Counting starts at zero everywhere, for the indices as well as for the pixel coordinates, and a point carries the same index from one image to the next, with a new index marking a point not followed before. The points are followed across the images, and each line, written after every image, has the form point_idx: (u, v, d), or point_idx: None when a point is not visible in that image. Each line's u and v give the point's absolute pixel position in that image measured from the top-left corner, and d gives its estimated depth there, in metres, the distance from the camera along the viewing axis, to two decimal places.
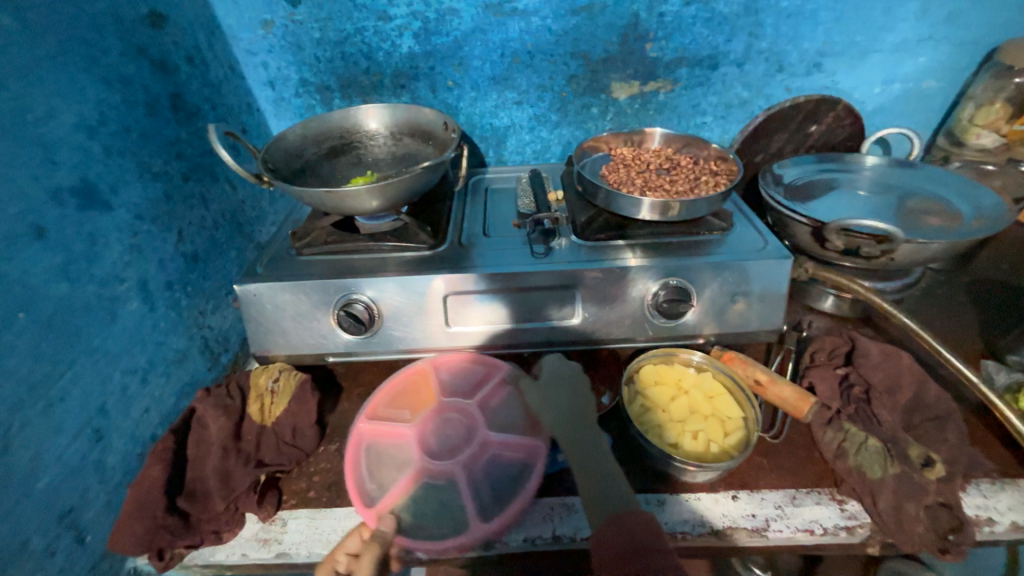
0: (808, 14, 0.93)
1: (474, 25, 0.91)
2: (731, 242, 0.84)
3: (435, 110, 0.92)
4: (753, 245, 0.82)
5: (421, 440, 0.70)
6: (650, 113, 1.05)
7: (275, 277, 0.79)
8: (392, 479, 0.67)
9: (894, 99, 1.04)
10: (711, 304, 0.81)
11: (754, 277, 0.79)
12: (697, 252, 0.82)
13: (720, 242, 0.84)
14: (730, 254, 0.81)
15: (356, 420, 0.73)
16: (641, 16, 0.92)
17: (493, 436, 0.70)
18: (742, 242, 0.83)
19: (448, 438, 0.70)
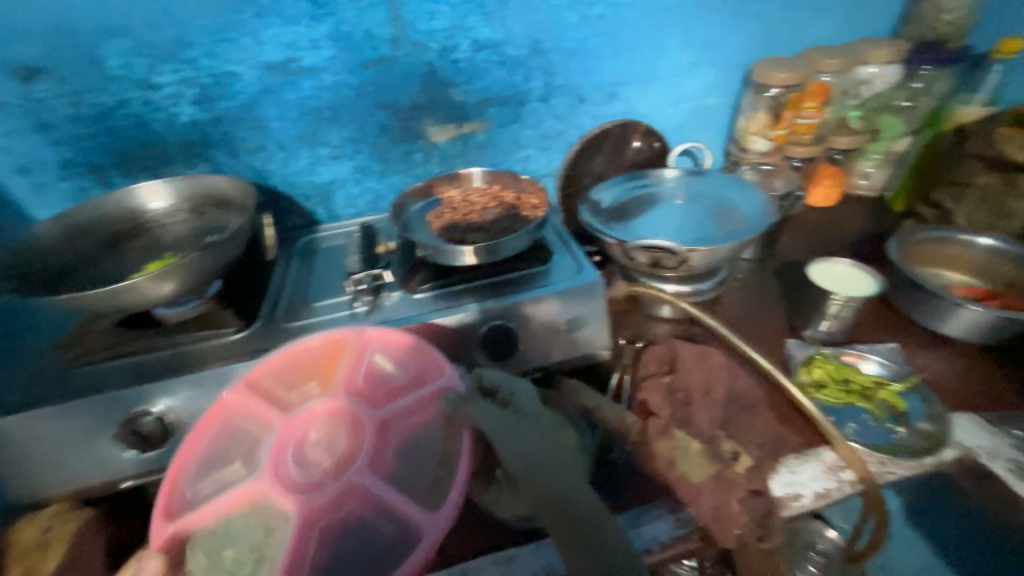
0: (591, 50, 0.99)
1: (260, 86, 0.86)
2: (554, 271, 0.85)
3: (227, 177, 0.86)
4: (572, 272, 0.85)
5: (285, 451, 0.64)
6: (474, 152, 1.06)
7: (29, 403, 0.65)
8: (227, 488, 0.62)
9: (687, 116, 1.16)
10: (542, 337, 0.81)
11: (575, 303, 0.81)
12: (520, 288, 0.82)
13: (543, 273, 0.85)
14: (550, 285, 0.82)
15: (227, 390, 0.66)
16: (435, 64, 0.92)
17: (379, 475, 0.63)
18: (563, 270, 0.85)
19: (325, 452, 0.65)
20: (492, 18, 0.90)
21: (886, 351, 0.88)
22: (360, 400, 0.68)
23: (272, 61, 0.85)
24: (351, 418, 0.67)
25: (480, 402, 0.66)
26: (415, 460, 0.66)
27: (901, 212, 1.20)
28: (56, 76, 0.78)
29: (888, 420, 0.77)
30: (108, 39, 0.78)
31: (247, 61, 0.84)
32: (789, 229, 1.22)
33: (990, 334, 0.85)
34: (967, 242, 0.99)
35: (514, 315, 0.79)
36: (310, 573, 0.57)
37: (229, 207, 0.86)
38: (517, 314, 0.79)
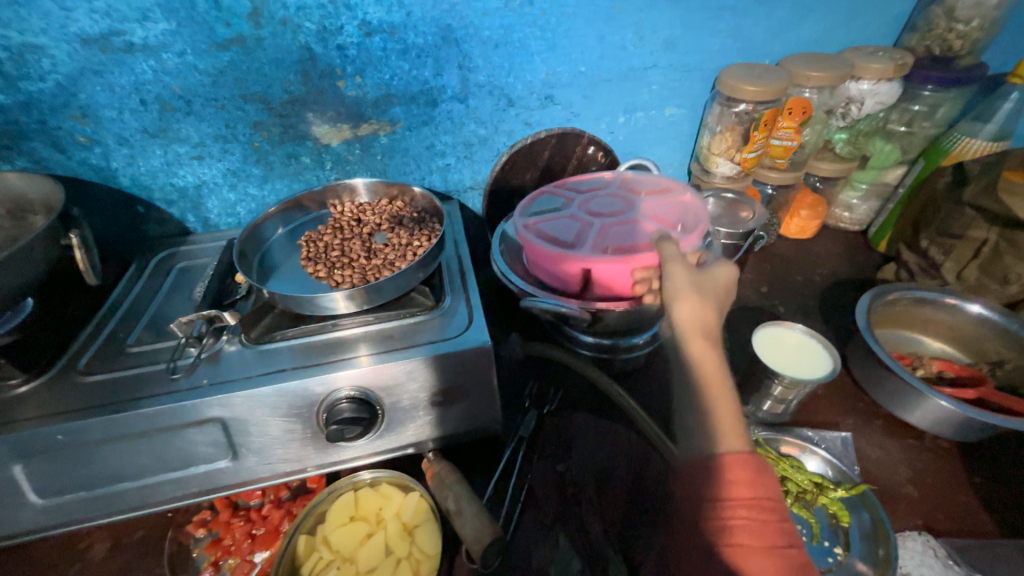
0: (518, 43, 0.80)
1: (78, 65, 0.67)
2: (434, 325, 0.68)
3: (26, 176, 0.68)
4: (455, 327, 0.68)
5: (535, 226, 0.75)
6: (378, 158, 0.88)
7: None
8: (538, 224, 0.75)
9: (641, 127, 0.97)
10: (412, 411, 0.64)
11: (455, 370, 0.64)
12: (384, 345, 0.65)
13: (421, 325, 0.68)
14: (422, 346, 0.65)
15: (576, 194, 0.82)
16: (314, 50, 0.73)
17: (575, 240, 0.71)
18: (445, 324, 0.68)
19: (556, 225, 0.75)
20: None
21: (835, 442, 0.72)
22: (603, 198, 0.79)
23: (89, 33, 0.65)
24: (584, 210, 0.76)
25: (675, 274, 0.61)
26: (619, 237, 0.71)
27: (883, 253, 1.06)
28: None
29: (825, 539, 0.64)
30: None
31: (54, 31, 0.65)
32: (753, 265, 1.05)
33: (962, 431, 0.70)
34: (954, 307, 0.82)
35: (371, 384, 0.62)
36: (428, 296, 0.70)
37: (34, 212, 0.70)
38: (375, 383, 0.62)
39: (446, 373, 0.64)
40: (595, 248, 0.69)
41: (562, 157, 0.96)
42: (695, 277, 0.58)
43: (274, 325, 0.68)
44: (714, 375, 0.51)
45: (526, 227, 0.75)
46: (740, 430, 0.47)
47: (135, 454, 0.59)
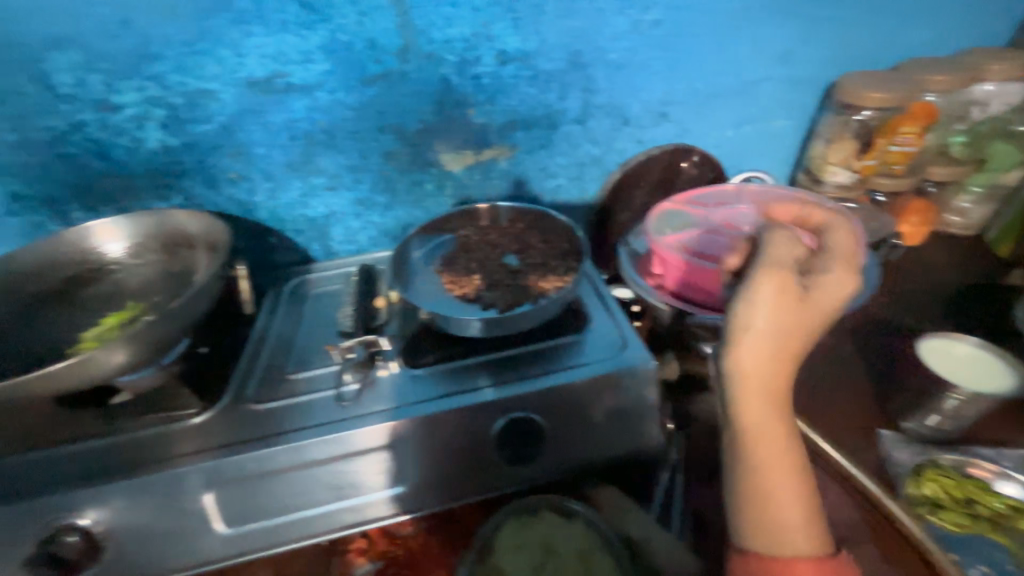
0: (640, 64, 0.81)
1: (239, 106, 0.70)
2: (466, 371, 0.65)
3: (193, 215, 0.72)
4: (479, 374, 0.65)
5: (675, 244, 0.74)
6: (495, 183, 0.89)
7: None
8: (677, 243, 0.74)
9: (748, 140, 0.97)
10: (501, 450, 0.62)
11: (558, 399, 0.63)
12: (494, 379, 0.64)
13: (462, 370, 0.66)
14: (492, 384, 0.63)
15: (706, 210, 0.81)
16: (452, 80, 0.75)
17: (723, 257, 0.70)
18: (494, 366, 0.66)
19: (697, 243, 0.74)
20: (522, 24, 0.72)
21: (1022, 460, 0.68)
22: (739, 218, 0.78)
23: (255, 77, 0.68)
24: (723, 229, 0.75)
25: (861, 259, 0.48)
26: None
27: (1005, 257, 1.00)
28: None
29: None
30: (54, 50, 0.62)
31: (225, 76, 0.67)
32: None
33: None
34: None
35: (475, 419, 0.61)
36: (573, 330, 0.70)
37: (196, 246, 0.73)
38: (474, 418, 0.61)
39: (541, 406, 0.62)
40: None
41: (671, 173, 0.95)
42: (790, 301, 0.44)
43: (430, 350, 0.68)
44: (779, 467, 0.47)
45: (665, 246, 0.74)
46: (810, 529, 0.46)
47: (319, 481, 0.59)
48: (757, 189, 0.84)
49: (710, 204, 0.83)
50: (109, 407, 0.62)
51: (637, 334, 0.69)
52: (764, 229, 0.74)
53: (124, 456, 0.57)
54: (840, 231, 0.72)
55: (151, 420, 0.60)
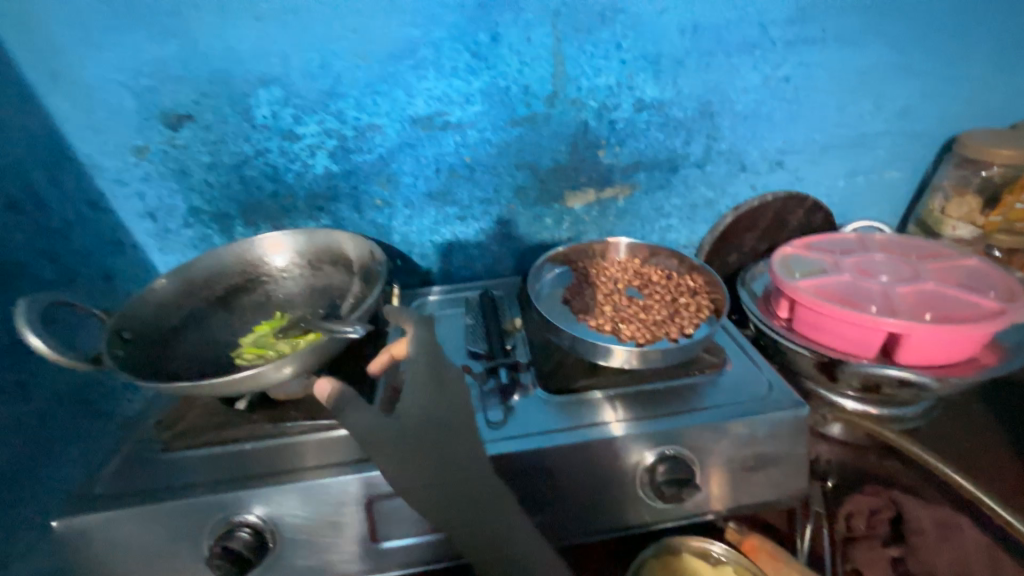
0: (765, 115, 0.84)
1: (400, 140, 0.77)
2: (434, 388, 0.60)
3: (354, 236, 0.77)
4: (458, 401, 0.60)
5: (811, 283, 0.74)
6: (610, 220, 0.93)
7: (131, 500, 0.54)
8: (814, 282, 0.74)
9: (859, 191, 0.97)
10: (450, 502, 0.55)
11: (458, 452, 0.57)
12: (450, 415, 0.59)
13: (430, 386, 0.60)
14: (435, 421, 0.58)
15: (834, 253, 0.81)
16: (590, 124, 0.80)
17: (869, 299, 0.69)
18: (447, 398, 0.60)
19: (835, 283, 0.73)
20: (663, 77, 0.77)
21: None
22: (874, 261, 0.77)
23: (420, 115, 0.75)
24: (860, 272, 0.74)
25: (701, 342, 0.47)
26: (921, 300, 0.68)
27: None
28: (201, 123, 0.71)
29: None
30: (260, 88, 0.69)
31: (394, 114, 0.74)
32: None
33: None
34: None
35: (415, 459, 0.55)
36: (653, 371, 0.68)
37: (350, 266, 0.78)
38: (421, 456, 0.55)
39: (428, 460, 0.55)
40: (899, 312, 0.66)
41: (782, 219, 0.96)
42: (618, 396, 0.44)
43: (570, 377, 0.68)
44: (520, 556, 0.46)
45: (802, 284, 0.74)
46: None
47: None
48: (882, 238, 0.84)
49: (836, 248, 0.83)
50: (270, 410, 0.65)
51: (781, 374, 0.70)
52: (906, 274, 0.73)
53: (292, 459, 0.59)
54: (990, 283, 0.71)
55: (314, 428, 0.62)
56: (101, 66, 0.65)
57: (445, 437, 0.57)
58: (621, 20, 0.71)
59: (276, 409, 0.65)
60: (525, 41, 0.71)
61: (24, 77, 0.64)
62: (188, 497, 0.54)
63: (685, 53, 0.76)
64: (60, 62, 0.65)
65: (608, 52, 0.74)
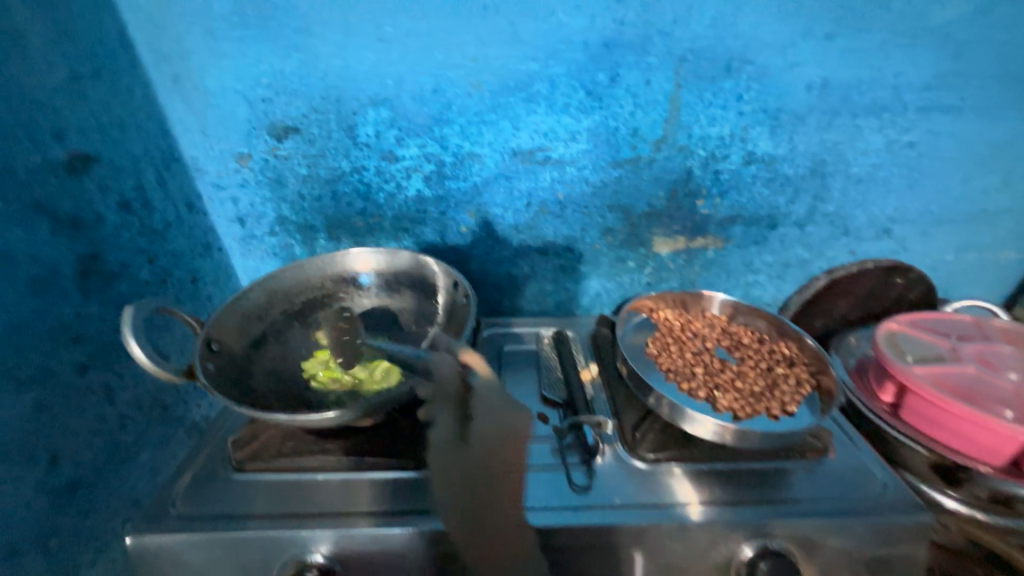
0: (879, 180, 0.79)
1: (498, 171, 0.75)
2: (503, 417, 0.62)
3: (442, 264, 0.75)
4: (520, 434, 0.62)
5: (928, 371, 0.67)
6: (695, 270, 0.88)
7: (204, 524, 0.52)
8: (932, 370, 0.67)
9: (966, 267, 0.90)
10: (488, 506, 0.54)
11: (502, 494, 0.55)
12: (505, 451, 0.59)
13: (499, 415, 0.62)
14: (488, 455, 0.57)
15: (951, 338, 0.73)
16: (693, 172, 0.77)
17: (1001, 400, 0.62)
18: (507, 434, 0.60)
19: (956, 374, 0.66)
20: (779, 132, 0.73)
21: None
22: (1000, 353, 0.69)
23: (522, 148, 0.73)
24: (985, 365, 0.67)
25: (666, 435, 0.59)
26: None
27: None
28: (306, 136, 0.70)
29: None
30: (370, 107, 0.68)
31: (497, 144, 0.72)
32: None
33: None
34: None
35: (461, 490, 0.54)
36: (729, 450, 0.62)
37: (432, 295, 0.76)
38: (470, 488, 0.54)
39: (466, 494, 0.54)
40: None
41: (881, 288, 0.89)
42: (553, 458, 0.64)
43: (658, 442, 0.63)
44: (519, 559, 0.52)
45: (918, 370, 0.67)
46: None
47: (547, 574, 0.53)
48: (1005, 326, 0.76)
49: (951, 331, 0.75)
50: (342, 439, 0.62)
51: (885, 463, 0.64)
52: None
53: (360, 500, 0.55)
54: None
55: (386, 466, 0.59)
56: (221, 74, 0.66)
57: (494, 472, 0.56)
58: (749, 72, 0.68)
59: (346, 440, 0.62)
60: (643, 84, 0.68)
61: (148, 78, 0.65)
62: (248, 532, 0.51)
63: (808, 110, 0.71)
64: (184, 67, 0.65)
65: (727, 102, 0.70)
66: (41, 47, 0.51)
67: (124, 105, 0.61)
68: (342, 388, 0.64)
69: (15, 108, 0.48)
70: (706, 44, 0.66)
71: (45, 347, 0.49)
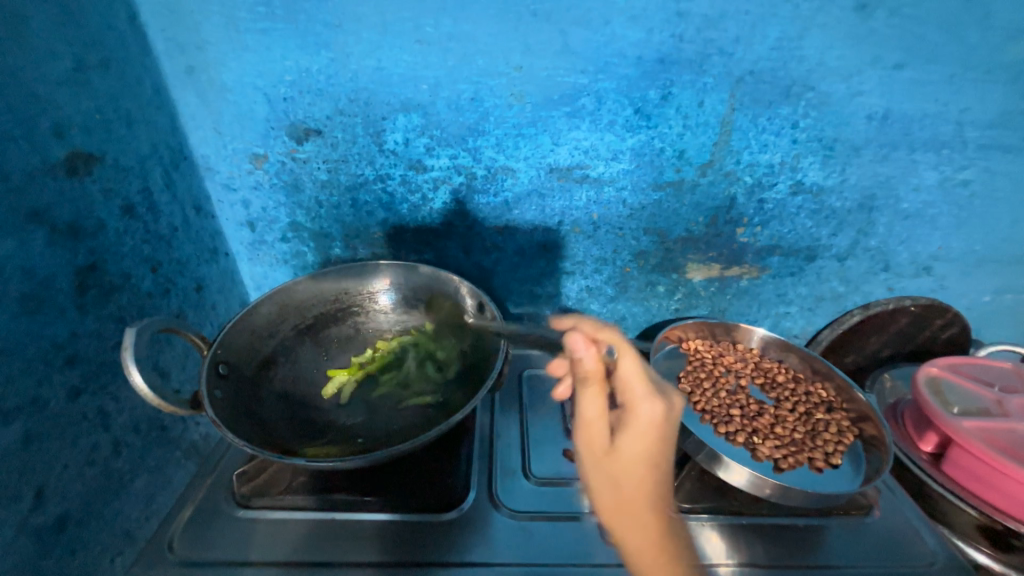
0: (928, 218, 0.76)
1: (531, 186, 0.70)
2: (640, 398, 0.44)
3: (468, 285, 0.69)
4: (668, 422, 0.44)
5: (976, 423, 0.62)
6: (727, 299, 0.84)
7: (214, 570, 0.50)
8: (979, 422, 0.62)
9: (1004, 309, 0.87)
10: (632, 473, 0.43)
11: (645, 488, 0.43)
12: (648, 443, 0.44)
13: (634, 396, 0.45)
14: (636, 445, 0.44)
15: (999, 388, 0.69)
16: (737, 200, 0.73)
17: None
18: (653, 419, 0.44)
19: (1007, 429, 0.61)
20: (831, 163, 0.69)
21: None
22: None
23: (559, 164, 0.68)
24: None
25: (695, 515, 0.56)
26: None
27: None
28: (328, 140, 0.65)
29: None
30: (400, 113, 0.63)
31: (533, 159, 0.68)
32: None
33: None
34: None
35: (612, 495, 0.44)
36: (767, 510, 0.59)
37: (456, 317, 0.71)
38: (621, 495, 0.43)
39: (611, 483, 0.44)
40: None
41: (917, 327, 0.86)
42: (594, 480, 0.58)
43: (694, 492, 0.59)
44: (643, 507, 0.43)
45: (963, 422, 0.62)
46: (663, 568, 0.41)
47: None
48: None
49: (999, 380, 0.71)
50: (359, 474, 0.58)
51: (927, 526, 0.62)
52: None
53: (370, 547, 0.52)
54: None
55: (399, 508, 0.56)
56: (241, 68, 0.60)
57: (636, 460, 0.43)
58: (808, 98, 0.64)
59: (359, 474, 0.58)
60: (696, 105, 0.64)
61: (159, 69, 0.60)
62: None
63: (864, 141, 0.68)
64: (200, 58, 0.59)
65: (781, 129, 0.67)
66: (45, 35, 0.46)
67: (132, 99, 0.56)
68: (377, 415, 0.63)
69: (13, 106, 0.43)
70: (768, 66, 0.62)
71: (36, 369, 0.45)
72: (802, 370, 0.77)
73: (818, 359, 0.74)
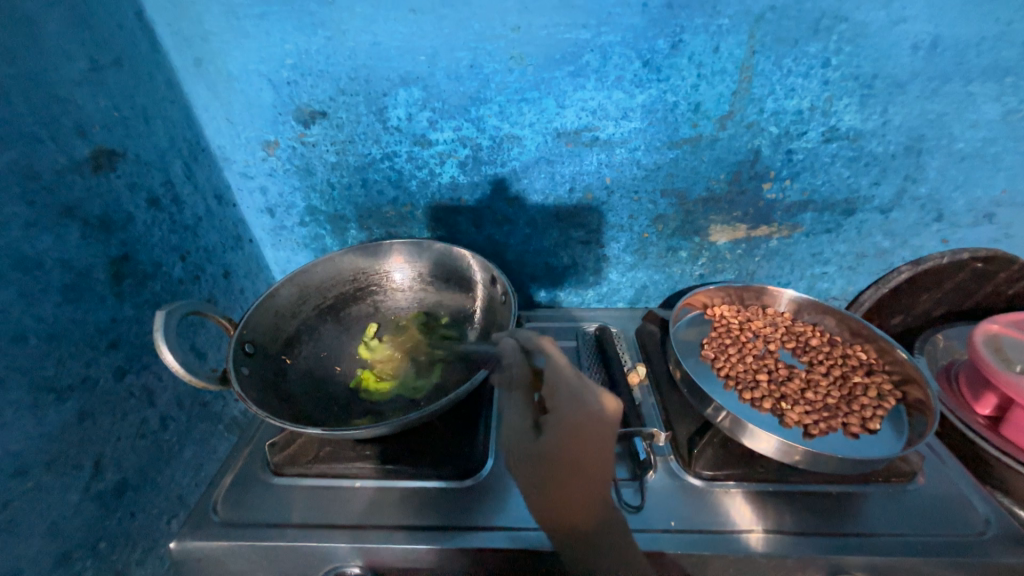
0: (989, 157, 0.67)
1: (539, 154, 0.68)
2: (566, 401, 0.52)
3: (479, 259, 0.70)
4: (594, 422, 0.51)
5: None
6: (756, 260, 0.79)
7: (259, 529, 0.54)
8: None
9: None
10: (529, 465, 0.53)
11: (580, 488, 0.51)
12: (584, 440, 0.51)
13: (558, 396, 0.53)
14: (559, 436, 0.51)
15: None
16: (762, 153, 0.67)
17: None
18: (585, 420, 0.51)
19: None
20: (870, 103, 0.63)
21: None
22: None
23: (566, 129, 0.66)
24: None
25: (711, 505, 0.55)
26: None
27: None
28: (333, 121, 0.65)
29: None
30: (401, 87, 0.63)
31: (538, 125, 0.65)
32: None
33: None
34: None
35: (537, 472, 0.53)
36: (799, 476, 0.57)
37: (472, 291, 0.71)
38: (546, 464, 0.52)
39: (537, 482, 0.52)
40: None
41: (978, 281, 0.78)
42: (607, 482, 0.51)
43: (718, 458, 0.58)
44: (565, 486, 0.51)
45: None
46: (575, 510, 0.50)
47: None
48: None
49: None
50: (384, 444, 0.61)
51: (983, 489, 0.58)
52: None
53: (399, 511, 0.55)
54: None
55: (423, 474, 0.58)
56: (244, 56, 0.61)
57: (576, 463, 0.51)
58: (841, 30, 0.58)
59: (385, 444, 0.61)
60: (711, 51, 0.59)
61: (169, 64, 0.62)
62: (291, 542, 0.53)
63: (910, 76, 0.61)
64: (206, 50, 0.61)
65: (810, 70, 0.61)
66: (58, 39, 0.49)
67: (147, 96, 0.59)
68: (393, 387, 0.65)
69: (35, 109, 0.46)
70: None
71: (83, 352, 0.49)
72: (840, 334, 0.72)
73: (858, 322, 0.69)
